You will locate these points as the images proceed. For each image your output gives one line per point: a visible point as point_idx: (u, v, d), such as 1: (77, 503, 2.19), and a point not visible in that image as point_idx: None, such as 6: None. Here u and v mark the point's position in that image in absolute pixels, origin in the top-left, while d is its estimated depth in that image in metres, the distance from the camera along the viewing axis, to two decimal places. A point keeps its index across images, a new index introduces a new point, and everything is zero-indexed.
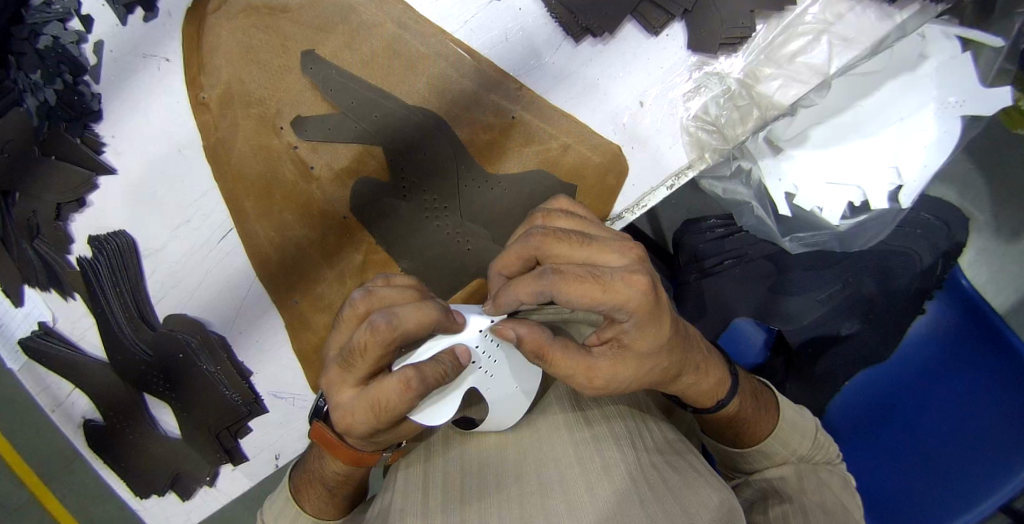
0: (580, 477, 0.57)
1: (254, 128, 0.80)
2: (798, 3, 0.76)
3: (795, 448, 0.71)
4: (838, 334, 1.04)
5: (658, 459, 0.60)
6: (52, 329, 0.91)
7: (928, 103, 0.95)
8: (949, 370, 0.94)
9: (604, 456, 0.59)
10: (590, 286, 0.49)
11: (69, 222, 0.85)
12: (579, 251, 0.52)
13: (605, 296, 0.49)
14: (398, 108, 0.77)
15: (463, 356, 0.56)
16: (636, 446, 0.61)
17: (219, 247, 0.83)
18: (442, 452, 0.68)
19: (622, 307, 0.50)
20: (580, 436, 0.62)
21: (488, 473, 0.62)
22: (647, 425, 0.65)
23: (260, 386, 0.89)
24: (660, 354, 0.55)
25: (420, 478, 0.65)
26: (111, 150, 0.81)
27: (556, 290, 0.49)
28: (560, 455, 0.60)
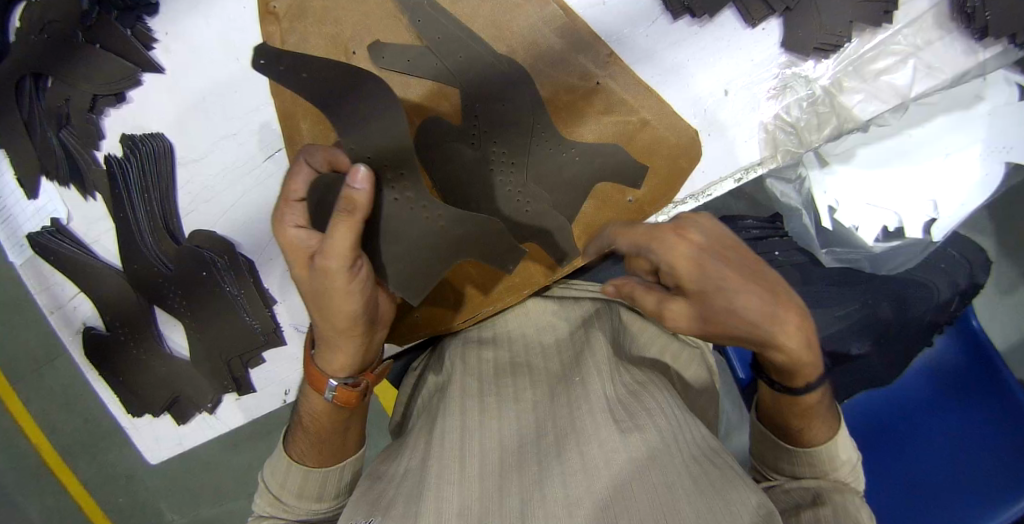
0: (628, 465, 0.56)
1: (321, 48, 0.74)
2: (894, 22, 0.74)
3: (839, 460, 0.68)
4: (849, 353, 1.00)
5: (697, 455, 0.57)
6: (64, 228, 0.88)
7: (975, 142, 0.97)
8: (951, 401, 1.00)
9: (650, 447, 0.57)
10: (638, 238, 0.58)
11: (103, 116, 0.82)
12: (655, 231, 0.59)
13: (647, 242, 0.57)
14: (484, 53, 0.72)
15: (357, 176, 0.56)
16: (678, 441, 0.58)
17: (262, 166, 0.80)
18: (478, 421, 0.67)
19: (662, 258, 0.56)
20: (623, 421, 0.60)
21: (529, 457, 0.61)
22: (684, 424, 0.61)
23: (282, 316, 0.86)
24: (698, 265, 0.55)
25: (453, 441, 0.64)
26: (162, 47, 0.78)
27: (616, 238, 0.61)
28: (605, 438, 0.58)
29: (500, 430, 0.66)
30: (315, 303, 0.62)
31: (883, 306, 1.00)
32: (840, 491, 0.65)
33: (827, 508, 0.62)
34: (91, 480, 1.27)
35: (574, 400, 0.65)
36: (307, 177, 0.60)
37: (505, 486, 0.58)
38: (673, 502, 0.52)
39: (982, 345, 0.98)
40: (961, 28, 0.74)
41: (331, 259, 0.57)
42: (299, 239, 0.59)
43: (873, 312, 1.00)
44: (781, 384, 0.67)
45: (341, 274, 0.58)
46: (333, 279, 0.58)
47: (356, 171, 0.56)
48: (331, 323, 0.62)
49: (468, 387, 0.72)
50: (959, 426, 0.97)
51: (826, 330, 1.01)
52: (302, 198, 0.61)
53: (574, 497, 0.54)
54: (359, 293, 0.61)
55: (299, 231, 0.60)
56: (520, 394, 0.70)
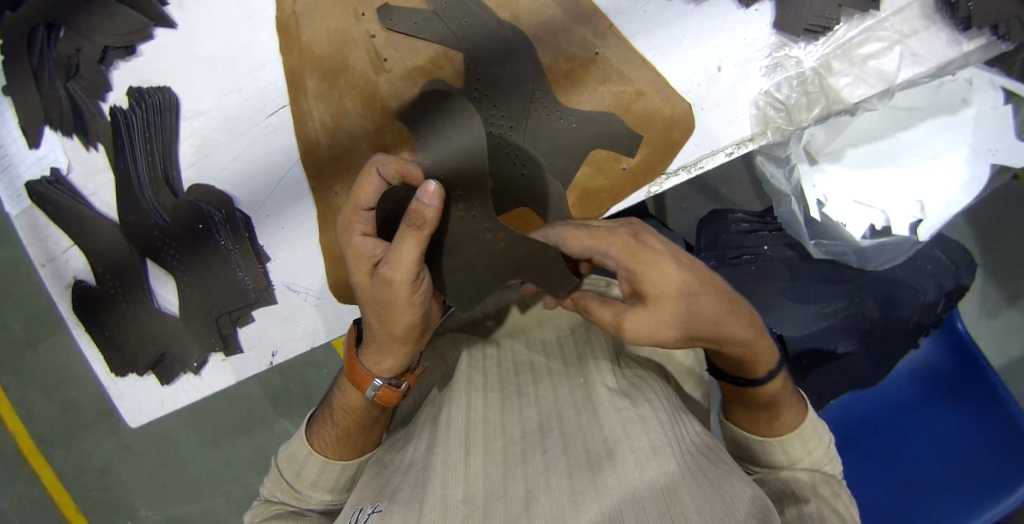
0: (629, 451, 0.55)
1: (331, 7, 0.76)
2: (880, 9, 0.78)
3: (810, 452, 0.70)
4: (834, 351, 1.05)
5: (697, 454, 0.58)
6: (63, 178, 0.90)
7: (961, 147, 0.98)
8: (943, 404, 0.99)
9: (653, 436, 0.56)
10: (584, 235, 0.60)
11: (112, 68, 0.85)
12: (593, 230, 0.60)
13: (601, 242, 0.59)
14: (489, 19, 0.74)
15: (428, 192, 0.57)
16: (679, 437, 0.59)
17: (265, 122, 0.81)
18: (483, 413, 0.67)
19: (609, 252, 0.58)
20: (627, 413, 0.60)
21: (534, 449, 0.61)
22: (682, 421, 0.64)
23: (274, 273, 0.86)
24: (673, 302, 0.57)
25: (459, 432, 0.64)
26: (175, 4, 0.81)
27: (565, 239, 0.62)
28: (610, 430, 0.58)
29: (505, 424, 0.66)
30: (370, 309, 0.63)
31: (868, 304, 1.04)
32: (822, 490, 0.65)
33: (811, 506, 0.62)
34: (67, 470, 1.42)
35: (581, 399, 0.66)
36: (379, 188, 0.62)
37: (511, 475, 0.58)
38: (674, 491, 0.50)
39: (966, 346, 0.99)
40: (945, 19, 0.78)
41: (396, 273, 0.59)
42: (365, 246, 0.62)
43: (861, 309, 1.05)
44: (745, 379, 0.69)
45: (406, 288, 0.60)
46: (391, 290, 0.60)
47: (427, 188, 0.57)
48: (384, 331, 0.64)
49: (476, 381, 0.73)
50: (945, 430, 0.96)
51: (814, 326, 1.06)
52: (370, 208, 0.62)
53: (576, 484, 0.54)
54: (419, 305, 0.62)
55: (364, 238, 0.62)
56: (526, 391, 0.71)
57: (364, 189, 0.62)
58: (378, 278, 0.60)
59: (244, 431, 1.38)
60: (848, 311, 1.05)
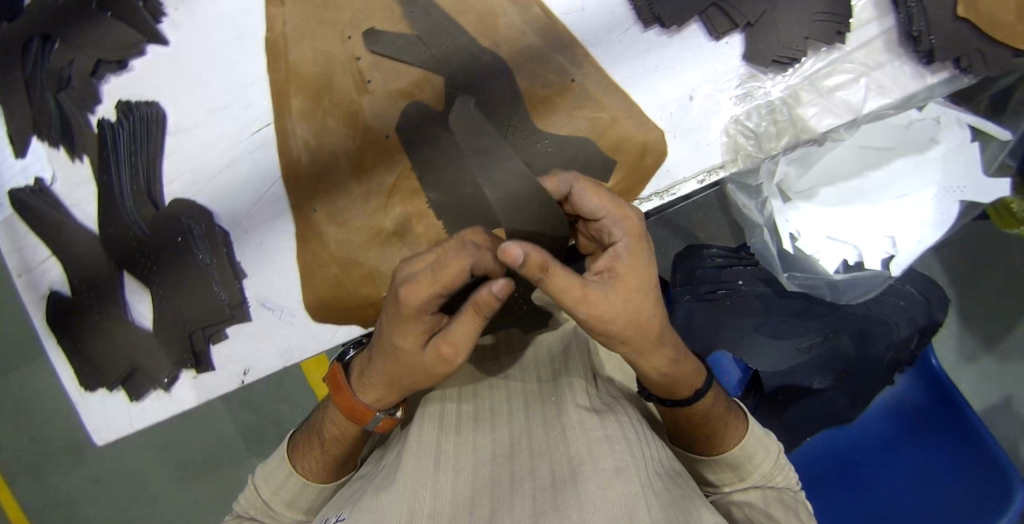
0: (591, 473, 0.54)
1: (318, 30, 0.79)
2: (846, 43, 0.82)
3: (759, 465, 0.71)
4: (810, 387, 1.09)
5: (662, 475, 0.56)
6: (47, 189, 0.90)
7: (929, 185, 1.01)
8: (917, 439, 1.01)
9: (617, 457, 0.55)
10: (603, 195, 0.63)
11: (102, 82, 0.87)
12: (598, 201, 0.63)
13: (611, 207, 0.63)
14: (470, 45, 0.77)
15: (504, 293, 0.57)
16: (644, 455, 0.57)
17: (249, 140, 0.82)
18: (454, 436, 0.67)
19: (620, 222, 0.62)
20: (595, 432, 0.59)
21: (502, 474, 0.60)
22: (648, 440, 0.61)
23: (250, 291, 0.85)
24: (646, 297, 0.59)
25: (428, 452, 0.64)
26: (169, 22, 0.84)
27: (577, 185, 0.64)
28: (577, 451, 0.57)
29: (475, 447, 0.66)
30: (400, 366, 0.64)
31: (843, 341, 1.08)
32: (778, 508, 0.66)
33: None
34: (42, 499, 1.43)
35: (550, 418, 0.64)
36: (466, 279, 0.58)
37: (478, 498, 0.57)
38: (635, 512, 0.48)
39: (942, 385, 1.01)
40: (908, 52, 0.82)
41: (453, 352, 0.61)
42: (426, 323, 0.61)
43: (835, 345, 1.08)
44: (671, 399, 0.71)
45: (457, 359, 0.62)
46: (439, 365, 0.62)
47: (503, 283, 0.57)
48: (407, 385, 0.66)
49: (450, 399, 0.73)
50: (916, 465, 0.99)
51: (789, 363, 1.11)
52: (444, 292, 0.59)
53: (538, 508, 0.52)
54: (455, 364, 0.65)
55: (422, 314, 0.60)
56: (499, 411, 0.71)
57: (449, 273, 0.57)
58: (433, 355, 0.61)
59: (214, 467, 1.38)
60: (822, 348, 1.09)
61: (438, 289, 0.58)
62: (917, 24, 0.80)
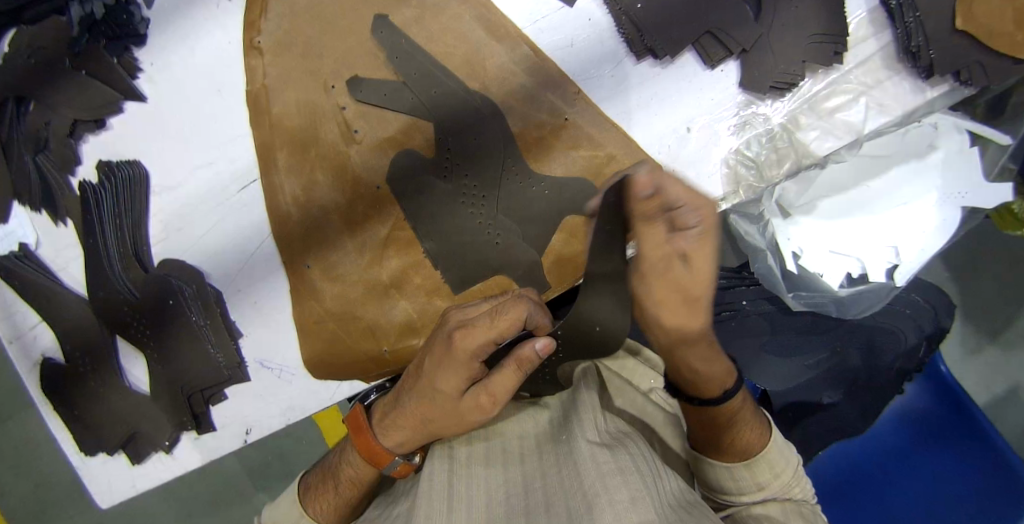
0: (606, 511, 0.48)
1: (301, 82, 0.77)
2: (844, 63, 0.80)
3: (778, 474, 0.70)
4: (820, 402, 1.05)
5: (680, 514, 0.50)
6: (33, 254, 0.88)
7: (932, 191, 0.98)
8: (929, 447, 1.02)
9: (631, 490, 0.50)
10: (678, 185, 0.56)
11: (81, 142, 0.84)
12: (673, 189, 0.56)
13: (686, 193, 0.56)
14: (458, 89, 0.75)
15: (546, 350, 0.62)
16: (660, 494, 0.51)
17: (236, 197, 0.80)
18: (462, 478, 0.62)
19: (694, 210, 0.56)
20: (607, 465, 0.54)
21: (512, 515, 0.55)
22: (663, 479, 0.57)
23: (247, 351, 0.83)
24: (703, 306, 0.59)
25: (439, 492, 0.60)
26: (146, 78, 0.81)
27: (652, 174, 0.57)
28: (591, 486, 0.52)
29: (485, 488, 0.61)
30: (432, 409, 0.64)
31: (851, 353, 1.04)
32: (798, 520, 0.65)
33: None
34: None
35: (561, 454, 0.60)
36: (519, 329, 0.62)
37: None
38: None
39: (953, 392, 1.02)
40: (907, 67, 0.80)
41: (492, 403, 0.61)
42: (474, 371, 0.63)
43: (843, 358, 1.04)
44: (699, 398, 0.69)
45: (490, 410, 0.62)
46: (474, 414, 0.62)
47: (545, 341, 0.62)
48: (436, 431, 0.65)
49: (458, 436, 0.69)
50: (931, 475, 1.00)
51: (798, 379, 1.05)
52: (498, 343, 0.62)
53: None
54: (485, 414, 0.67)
55: (472, 363, 0.62)
56: (507, 445, 0.68)
57: (507, 322, 0.61)
58: (471, 402, 0.62)
59: (219, 503, 1.36)
60: (831, 362, 1.04)
61: (494, 337, 0.61)
62: (913, 41, 0.78)
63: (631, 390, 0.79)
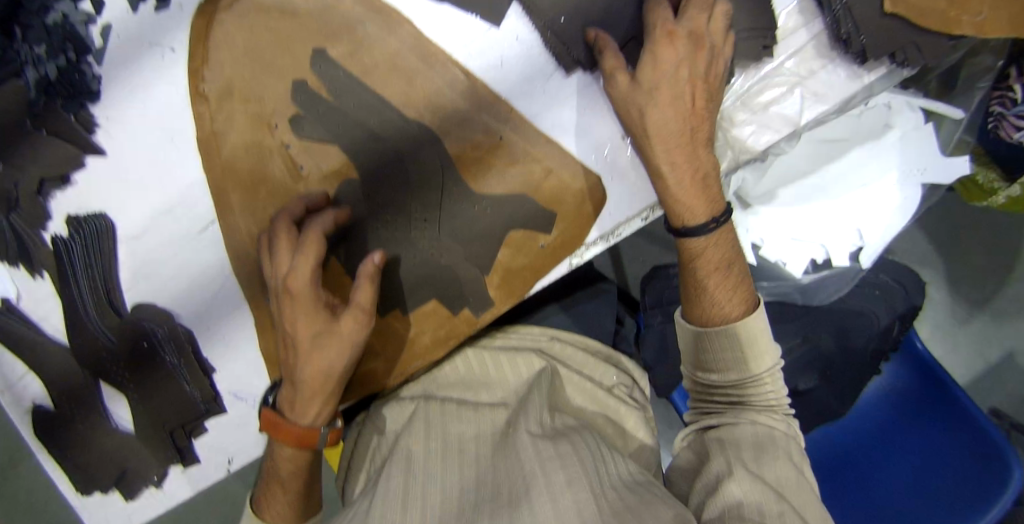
0: (547, 494, 0.60)
1: (247, 125, 0.80)
2: (774, 56, 0.82)
3: (751, 367, 0.73)
4: (796, 389, 0.99)
5: (615, 486, 0.63)
6: (14, 307, 0.91)
7: (892, 169, 0.98)
8: (913, 423, 1.07)
9: (567, 472, 0.62)
10: (678, 34, 0.71)
11: (49, 199, 0.88)
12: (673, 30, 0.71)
13: (673, 37, 0.71)
14: (396, 118, 0.77)
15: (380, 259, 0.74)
16: (589, 472, 0.63)
17: (197, 240, 0.83)
18: (419, 469, 0.69)
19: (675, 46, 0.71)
20: (547, 453, 0.66)
21: (471, 493, 0.64)
22: (607, 460, 0.67)
23: (221, 385, 0.88)
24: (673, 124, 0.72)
25: (398, 480, 0.67)
26: (103, 132, 0.84)
27: (661, 19, 0.73)
28: (537, 471, 0.63)
29: (442, 475, 0.68)
30: (317, 357, 0.73)
31: (823, 338, 0.99)
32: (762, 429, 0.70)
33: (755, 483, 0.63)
34: None
35: (507, 446, 0.69)
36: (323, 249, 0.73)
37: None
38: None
39: (927, 367, 1.08)
40: (841, 55, 0.82)
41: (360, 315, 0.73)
42: (318, 298, 0.73)
43: (816, 345, 0.99)
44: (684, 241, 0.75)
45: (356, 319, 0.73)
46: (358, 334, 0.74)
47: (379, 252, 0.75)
48: (337, 375, 0.75)
49: (415, 427, 0.75)
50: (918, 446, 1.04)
51: None
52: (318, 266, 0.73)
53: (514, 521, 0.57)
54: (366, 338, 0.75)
55: (315, 291, 0.73)
56: (462, 444, 0.73)
57: (313, 245, 0.72)
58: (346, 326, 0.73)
59: None
60: (805, 348, 1.00)
61: (315, 262, 0.72)
62: (844, 27, 0.79)
63: (587, 384, 0.83)
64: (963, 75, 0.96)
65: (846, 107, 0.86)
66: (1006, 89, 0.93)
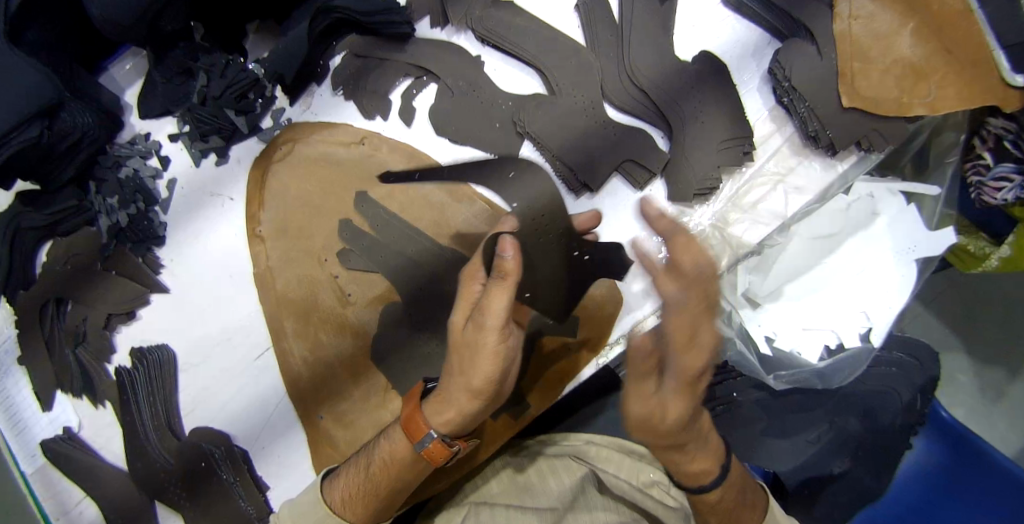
0: None
1: (299, 259, 0.91)
2: (754, 162, 0.95)
3: None
4: (831, 474, 1.01)
5: None
6: (75, 435, 0.98)
7: (885, 251, 1.01)
8: (951, 495, 0.97)
9: None
10: (693, 248, 0.61)
11: (115, 332, 0.97)
12: (688, 251, 0.61)
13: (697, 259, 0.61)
14: (431, 246, 0.87)
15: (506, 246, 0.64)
16: None
17: (254, 363, 0.91)
18: None
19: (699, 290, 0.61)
20: None
21: None
22: None
23: (275, 500, 0.90)
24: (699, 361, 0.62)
25: None
26: (168, 272, 0.95)
27: (681, 233, 0.62)
28: None
29: None
30: (458, 356, 0.69)
31: (850, 420, 1.02)
32: None
33: None
34: None
35: None
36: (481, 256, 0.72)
37: None
38: None
39: (962, 437, 0.99)
40: (812, 150, 0.94)
41: (486, 319, 0.65)
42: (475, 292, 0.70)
43: (842, 426, 1.01)
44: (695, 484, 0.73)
45: (485, 328, 0.65)
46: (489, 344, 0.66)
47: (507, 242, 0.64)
48: (468, 380, 0.68)
49: None
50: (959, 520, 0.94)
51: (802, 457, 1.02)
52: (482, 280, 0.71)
53: None
54: (501, 359, 0.67)
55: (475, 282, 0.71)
56: None
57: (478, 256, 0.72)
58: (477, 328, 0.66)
59: None
60: (832, 433, 1.02)
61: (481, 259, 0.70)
62: (811, 127, 0.91)
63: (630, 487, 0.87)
64: (932, 154, 1.02)
65: (826, 194, 0.96)
66: (975, 158, 0.97)
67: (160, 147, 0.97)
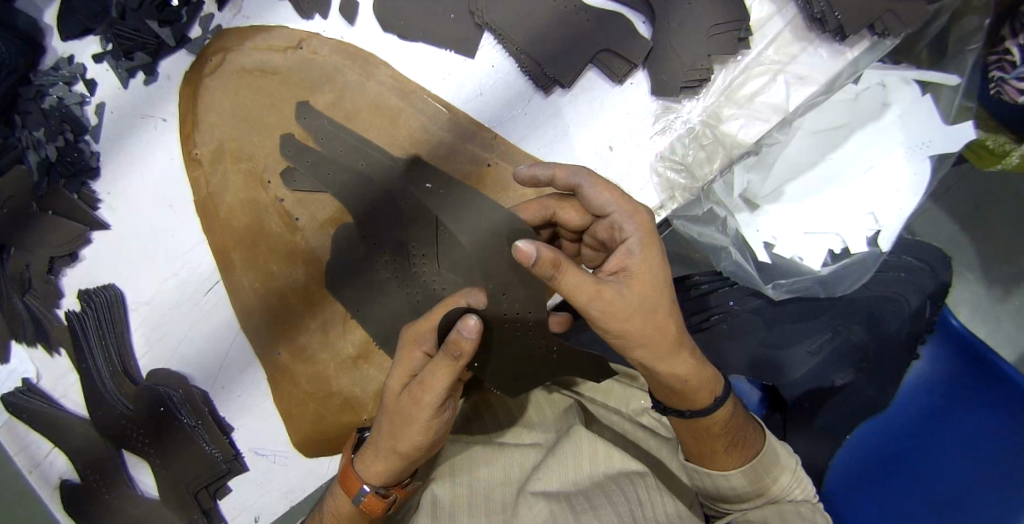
0: None
1: (242, 182, 0.84)
2: (752, 47, 0.82)
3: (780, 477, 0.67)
4: (832, 385, 0.95)
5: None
6: (35, 385, 0.92)
7: (897, 147, 0.87)
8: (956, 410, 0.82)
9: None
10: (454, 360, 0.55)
11: (61, 276, 0.89)
12: (457, 364, 0.55)
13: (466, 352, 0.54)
14: (382, 157, 0.78)
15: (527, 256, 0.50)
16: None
17: (206, 298, 0.84)
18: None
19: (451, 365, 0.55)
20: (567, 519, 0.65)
21: None
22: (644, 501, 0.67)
23: (240, 440, 0.86)
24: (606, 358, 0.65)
25: None
26: (106, 206, 0.86)
27: (459, 336, 0.54)
28: None
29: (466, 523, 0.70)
30: (386, 424, 0.61)
31: (853, 329, 0.94)
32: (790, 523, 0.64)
33: None
34: None
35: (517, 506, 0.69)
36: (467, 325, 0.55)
37: None
38: None
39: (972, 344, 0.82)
40: (819, 34, 0.82)
41: (421, 394, 0.57)
42: (414, 362, 0.61)
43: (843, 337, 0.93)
44: (688, 410, 0.64)
45: (422, 408, 0.57)
46: (419, 428, 0.58)
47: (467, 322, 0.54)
48: (397, 451, 0.60)
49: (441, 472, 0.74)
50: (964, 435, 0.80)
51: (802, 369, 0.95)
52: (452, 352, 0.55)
53: None
54: (432, 431, 0.59)
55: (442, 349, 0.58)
56: (487, 492, 0.72)
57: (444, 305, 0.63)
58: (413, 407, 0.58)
59: None
60: (834, 342, 0.94)
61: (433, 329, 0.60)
62: (816, 7, 0.79)
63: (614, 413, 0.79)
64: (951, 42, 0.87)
65: (835, 85, 0.85)
66: (1002, 52, 0.82)
67: (85, 69, 0.83)
